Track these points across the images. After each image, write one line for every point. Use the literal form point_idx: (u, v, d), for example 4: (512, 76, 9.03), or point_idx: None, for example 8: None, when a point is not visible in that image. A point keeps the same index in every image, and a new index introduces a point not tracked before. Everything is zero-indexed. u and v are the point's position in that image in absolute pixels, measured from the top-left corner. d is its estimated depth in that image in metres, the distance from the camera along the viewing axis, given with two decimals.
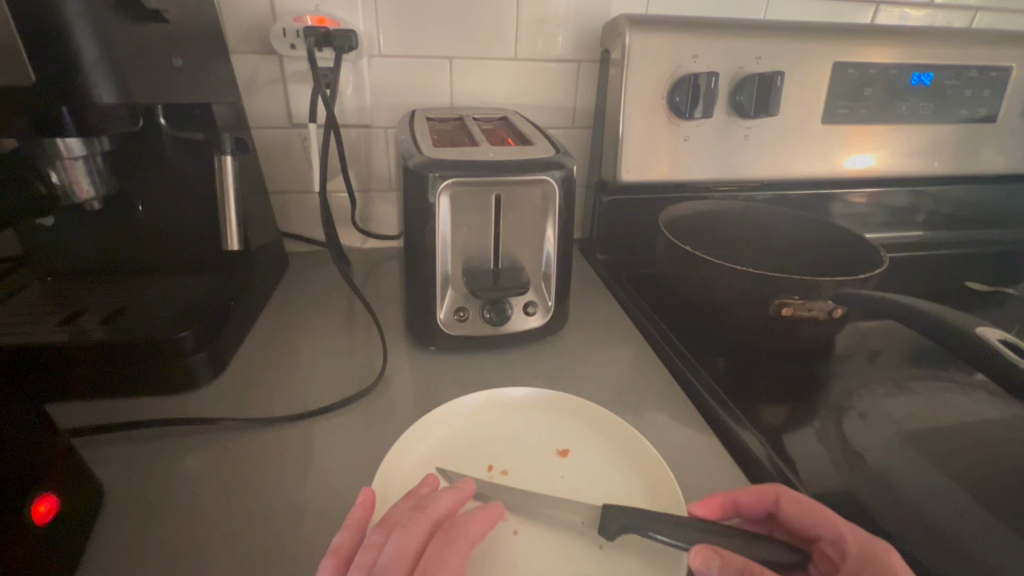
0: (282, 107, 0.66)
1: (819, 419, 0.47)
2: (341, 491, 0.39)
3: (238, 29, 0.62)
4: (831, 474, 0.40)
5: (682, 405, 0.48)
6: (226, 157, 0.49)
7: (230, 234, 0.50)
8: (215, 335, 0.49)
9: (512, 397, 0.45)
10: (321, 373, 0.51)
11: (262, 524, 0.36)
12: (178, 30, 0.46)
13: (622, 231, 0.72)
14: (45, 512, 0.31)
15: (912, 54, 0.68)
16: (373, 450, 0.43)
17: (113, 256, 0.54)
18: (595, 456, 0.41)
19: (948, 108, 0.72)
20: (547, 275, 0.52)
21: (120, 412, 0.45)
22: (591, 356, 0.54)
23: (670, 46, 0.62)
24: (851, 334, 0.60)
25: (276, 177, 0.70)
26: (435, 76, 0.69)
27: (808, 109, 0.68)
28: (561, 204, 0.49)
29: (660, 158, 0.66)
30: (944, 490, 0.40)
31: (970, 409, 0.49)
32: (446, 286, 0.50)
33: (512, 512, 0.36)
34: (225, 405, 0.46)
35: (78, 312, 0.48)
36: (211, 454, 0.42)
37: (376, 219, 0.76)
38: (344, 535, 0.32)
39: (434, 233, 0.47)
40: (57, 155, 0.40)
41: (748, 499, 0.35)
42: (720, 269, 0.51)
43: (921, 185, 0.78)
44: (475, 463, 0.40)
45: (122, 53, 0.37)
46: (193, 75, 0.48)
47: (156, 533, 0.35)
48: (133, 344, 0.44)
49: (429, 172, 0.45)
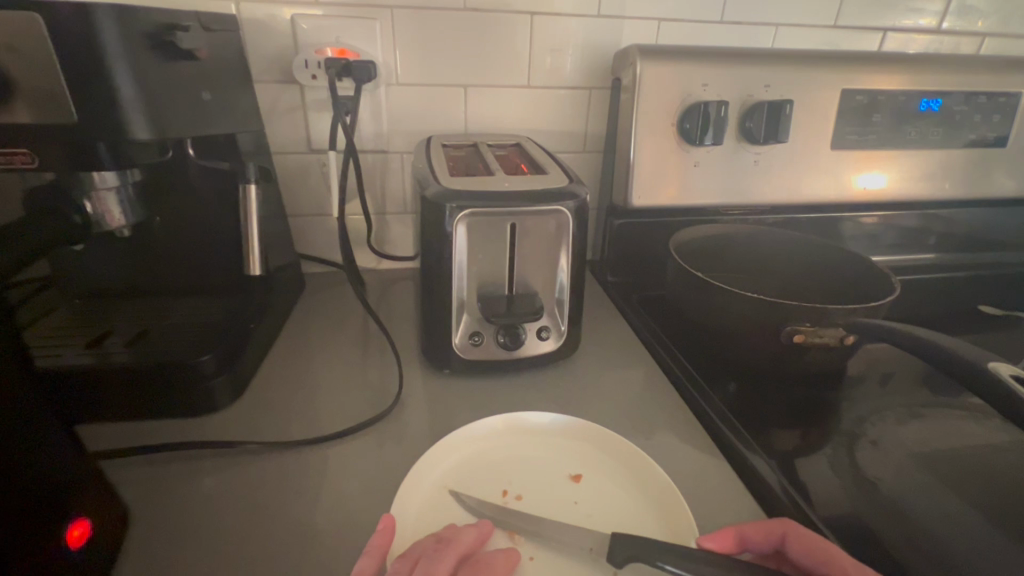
0: (302, 133, 0.68)
1: (832, 446, 0.47)
2: (357, 515, 0.40)
3: (262, 60, 0.64)
4: (844, 502, 0.41)
5: (693, 430, 0.48)
6: (250, 185, 0.51)
7: (253, 260, 0.52)
8: (235, 358, 0.50)
9: (527, 422, 0.46)
10: (337, 395, 0.52)
11: (280, 546, 0.37)
12: (208, 67, 0.48)
13: (633, 254, 0.73)
14: (77, 536, 0.32)
15: (920, 81, 0.69)
16: (388, 474, 0.43)
17: (136, 280, 0.56)
18: (608, 482, 0.41)
19: (956, 133, 0.73)
20: (560, 301, 0.53)
21: (145, 433, 0.46)
22: (602, 379, 0.55)
23: (680, 75, 0.64)
24: (864, 359, 0.59)
25: (294, 200, 0.72)
26: (449, 103, 0.70)
27: (817, 135, 0.69)
28: (574, 232, 0.50)
29: (669, 183, 0.67)
30: (959, 518, 0.40)
31: (985, 437, 0.49)
32: (460, 312, 0.51)
33: (526, 538, 0.37)
34: (244, 427, 0.48)
35: (103, 336, 0.50)
36: (230, 477, 0.42)
37: (391, 241, 0.77)
38: (365, 561, 0.32)
39: (450, 260, 0.48)
40: (89, 186, 0.43)
41: (755, 535, 0.35)
42: (731, 296, 0.52)
43: (931, 208, 0.78)
44: (490, 487, 0.41)
45: (158, 91, 0.39)
46: (220, 106, 0.50)
47: (176, 556, 0.36)
48: (160, 367, 0.46)
49: (446, 203, 0.46)
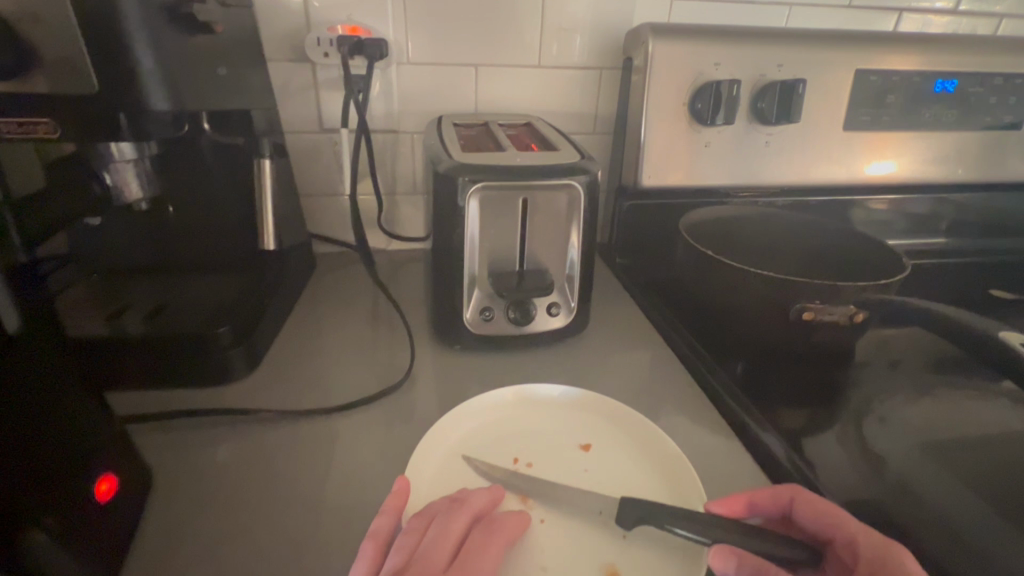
0: (313, 113, 0.69)
1: (840, 423, 0.47)
2: (371, 482, 0.41)
3: (275, 38, 0.65)
4: (851, 476, 0.41)
5: (701, 406, 0.49)
6: (265, 160, 0.52)
7: (267, 234, 0.53)
8: (252, 331, 0.51)
9: (538, 394, 0.47)
10: (350, 369, 0.53)
11: (298, 510, 0.38)
12: (224, 42, 0.48)
13: (642, 236, 0.73)
14: (105, 491, 0.33)
15: (937, 62, 0.68)
16: (401, 444, 0.44)
17: (152, 255, 0.57)
18: (616, 451, 0.42)
19: (971, 116, 0.72)
20: (570, 277, 0.54)
21: (165, 401, 0.47)
22: (611, 357, 0.55)
23: (692, 54, 0.63)
24: (873, 340, 0.59)
25: (306, 180, 0.73)
26: (460, 83, 0.71)
27: (830, 116, 0.68)
28: (586, 208, 0.50)
29: (679, 164, 0.67)
30: (965, 494, 0.41)
31: (994, 417, 0.49)
32: (472, 287, 0.52)
33: (538, 503, 0.37)
34: (261, 397, 0.49)
35: (123, 309, 0.51)
36: (248, 444, 0.43)
37: (401, 222, 0.78)
38: (382, 519, 0.33)
39: (462, 235, 0.49)
40: (109, 158, 0.44)
41: (763, 500, 0.35)
42: (741, 274, 0.52)
43: (943, 192, 0.78)
44: (501, 455, 0.42)
45: (175, 64, 0.39)
46: (235, 82, 0.50)
47: (198, 517, 0.37)
48: (180, 339, 0.47)
49: (458, 176, 0.46)
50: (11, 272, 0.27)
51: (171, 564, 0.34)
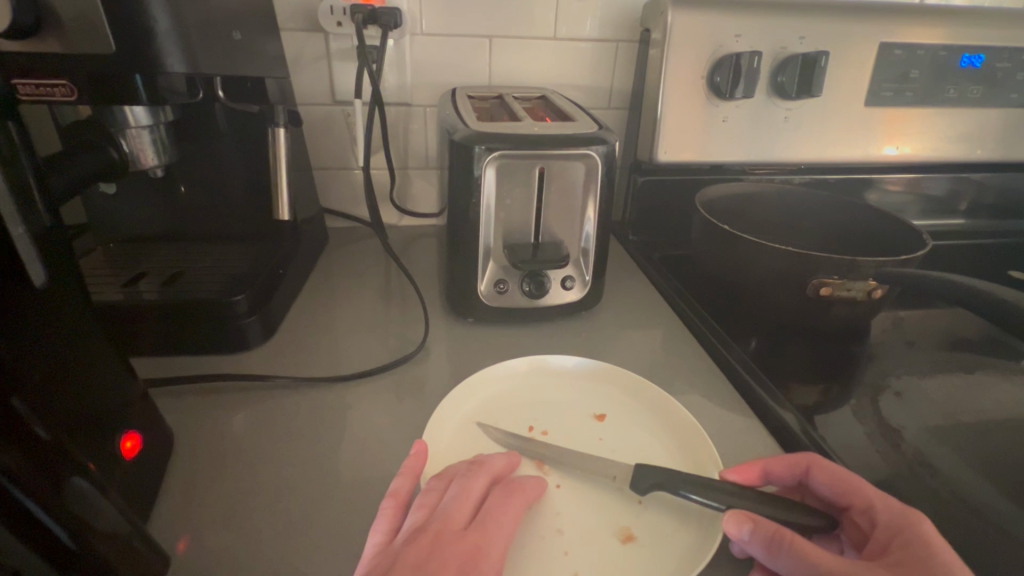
0: (326, 84, 0.68)
1: (855, 398, 0.47)
2: (386, 447, 0.41)
3: (288, 7, 0.64)
4: (867, 449, 0.41)
5: (716, 379, 0.49)
6: (279, 129, 0.51)
7: (282, 205, 0.53)
8: (267, 301, 0.51)
9: (553, 365, 0.47)
10: (365, 339, 0.54)
11: (315, 475, 0.39)
12: (238, 6, 0.47)
13: (655, 213, 0.73)
14: (129, 448, 0.34)
15: (963, 36, 0.66)
16: (416, 411, 0.45)
17: (169, 225, 0.57)
18: (630, 421, 0.42)
19: (997, 93, 0.70)
20: (585, 251, 0.54)
21: (181, 366, 0.48)
22: (625, 332, 0.55)
23: (713, 25, 0.62)
24: (889, 319, 0.59)
25: (318, 153, 0.72)
26: (473, 55, 0.70)
27: (851, 92, 0.67)
28: (602, 179, 0.50)
29: (696, 139, 0.66)
30: (983, 467, 0.40)
31: (1013, 394, 0.49)
32: (486, 259, 0.52)
33: (553, 469, 0.38)
34: (277, 365, 0.49)
35: (140, 275, 0.51)
36: (264, 410, 0.44)
37: (413, 197, 0.77)
38: (401, 480, 0.33)
39: (478, 205, 0.48)
40: (123, 123, 0.43)
41: (778, 468, 0.35)
42: (758, 248, 0.51)
43: (962, 172, 0.76)
44: (517, 423, 0.42)
45: (192, 28, 0.38)
46: (250, 48, 0.50)
47: (218, 479, 0.38)
48: (197, 305, 0.47)
49: (474, 145, 0.46)
50: (38, 228, 0.27)
51: (194, 522, 0.35)
